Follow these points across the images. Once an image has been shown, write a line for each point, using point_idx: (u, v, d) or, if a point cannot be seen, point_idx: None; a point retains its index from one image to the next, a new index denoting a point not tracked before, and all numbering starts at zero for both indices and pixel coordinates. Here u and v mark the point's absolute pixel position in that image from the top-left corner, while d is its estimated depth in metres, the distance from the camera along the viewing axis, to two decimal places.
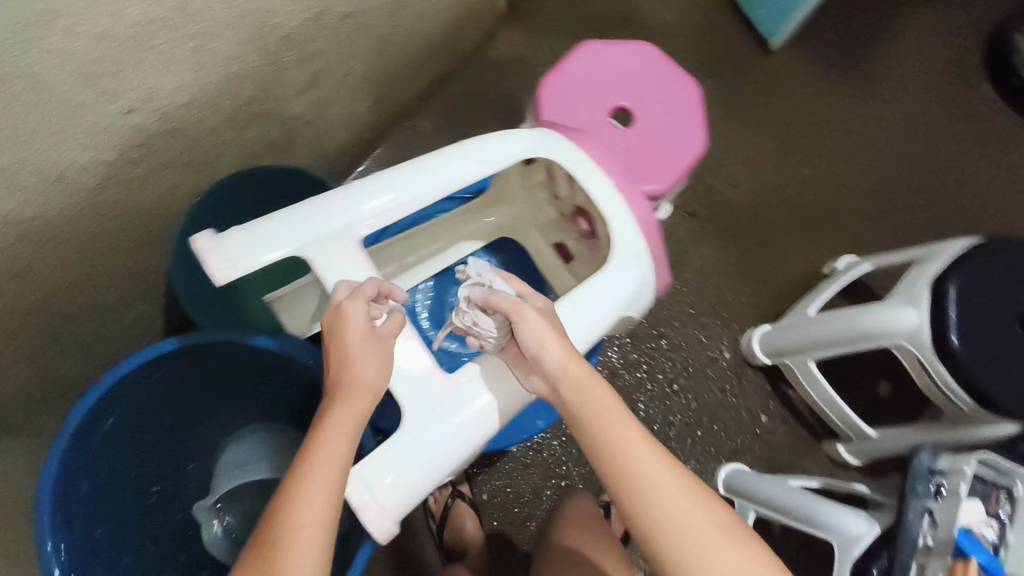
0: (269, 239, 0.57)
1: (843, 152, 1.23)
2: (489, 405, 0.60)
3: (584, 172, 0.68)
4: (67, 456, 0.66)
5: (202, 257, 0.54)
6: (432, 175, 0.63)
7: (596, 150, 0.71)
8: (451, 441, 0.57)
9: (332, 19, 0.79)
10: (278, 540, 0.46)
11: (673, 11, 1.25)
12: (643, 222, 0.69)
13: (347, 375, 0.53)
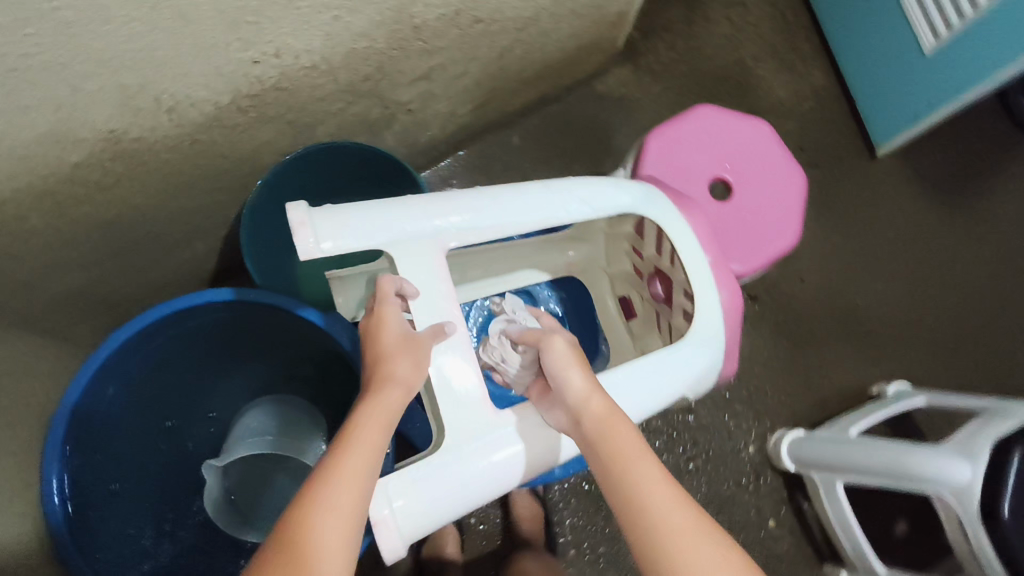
0: (362, 226, 0.57)
1: (922, 278, 1.19)
2: (528, 451, 0.58)
3: (682, 239, 0.67)
4: (102, 370, 0.67)
5: (294, 226, 0.54)
6: (532, 205, 0.63)
7: (698, 222, 0.70)
8: (483, 478, 0.56)
9: (465, 21, 0.79)
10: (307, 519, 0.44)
11: (788, 93, 1.22)
12: (728, 305, 0.67)
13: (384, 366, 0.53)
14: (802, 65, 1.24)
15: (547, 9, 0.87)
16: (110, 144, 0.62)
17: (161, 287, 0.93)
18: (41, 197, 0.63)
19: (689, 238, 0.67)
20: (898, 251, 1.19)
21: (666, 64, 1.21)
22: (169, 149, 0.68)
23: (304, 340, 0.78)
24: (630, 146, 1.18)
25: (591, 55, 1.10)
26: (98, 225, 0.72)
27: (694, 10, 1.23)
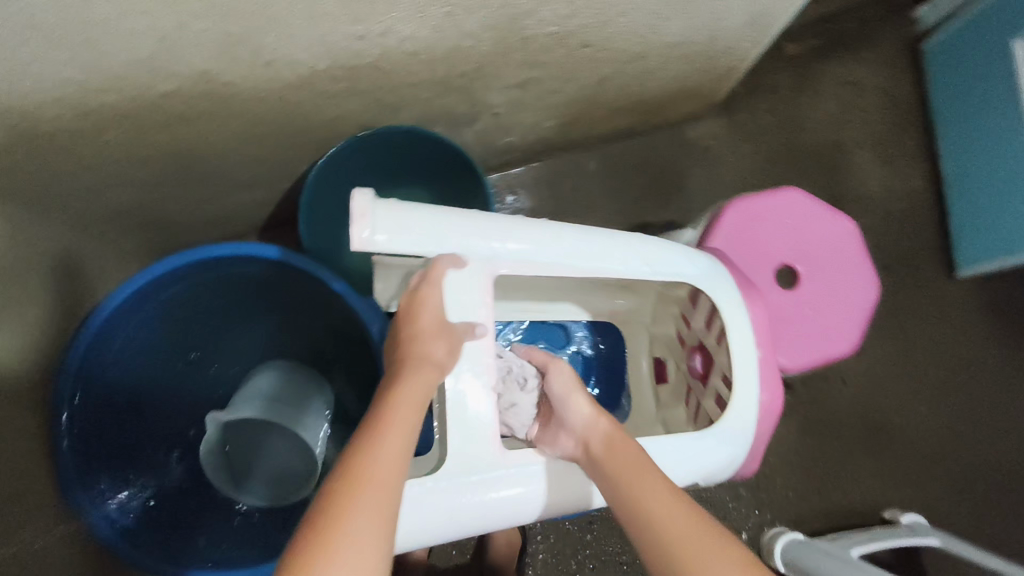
0: (420, 232, 0.57)
1: (972, 414, 1.12)
2: (524, 497, 0.57)
3: (736, 327, 0.66)
4: (146, 287, 0.70)
5: (354, 215, 0.54)
6: (594, 254, 0.63)
7: (758, 311, 0.68)
8: (476, 512, 0.55)
9: (574, 43, 0.77)
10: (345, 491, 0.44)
11: (880, 188, 1.17)
12: (766, 406, 0.65)
13: (418, 348, 0.55)
14: (902, 164, 1.18)
15: (657, 49, 0.85)
16: (202, 83, 0.63)
17: (213, 221, 0.94)
18: (125, 115, 0.64)
19: (745, 327, 0.66)
20: (954, 378, 1.12)
21: (761, 127, 1.17)
22: (255, 100, 0.68)
23: (332, 309, 0.77)
24: (703, 200, 1.14)
25: (689, 101, 1.07)
26: (170, 152, 0.73)
27: (805, 80, 1.18)
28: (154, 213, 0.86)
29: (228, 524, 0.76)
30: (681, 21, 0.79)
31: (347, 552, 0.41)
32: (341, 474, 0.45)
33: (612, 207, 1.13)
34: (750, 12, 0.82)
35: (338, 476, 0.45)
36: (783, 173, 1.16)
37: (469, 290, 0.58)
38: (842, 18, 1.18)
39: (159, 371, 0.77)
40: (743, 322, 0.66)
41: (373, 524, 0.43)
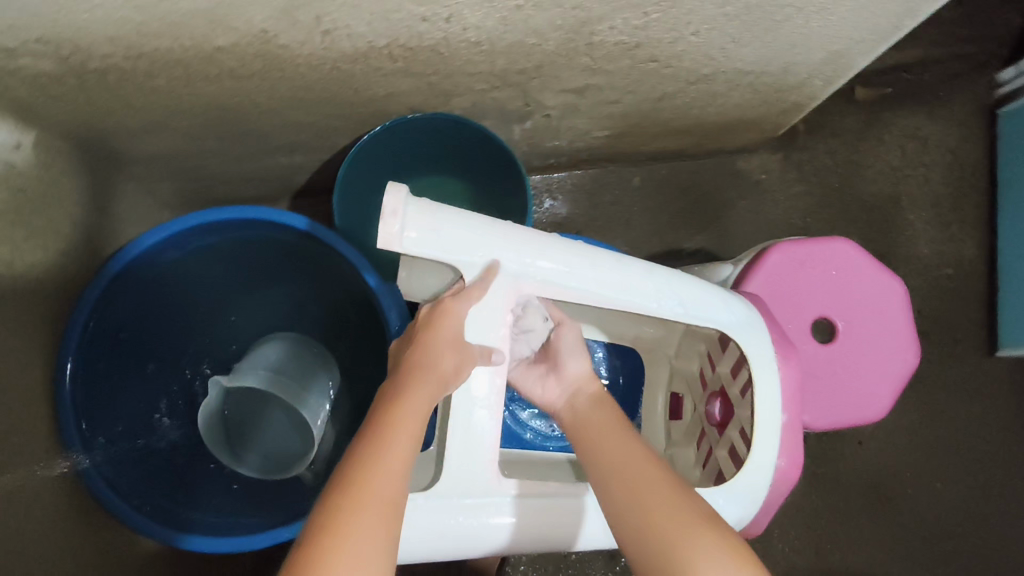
0: (451, 238, 0.55)
1: (991, 500, 1.06)
2: (509, 529, 0.57)
3: (765, 385, 0.63)
4: (168, 240, 0.69)
5: (385, 212, 0.52)
6: (627, 287, 0.60)
7: (790, 372, 0.64)
8: (461, 537, 0.56)
9: (641, 55, 0.74)
10: (345, 506, 0.43)
11: (931, 252, 1.12)
12: (782, 473, 0.63)
13: (427, 358, 0.53)
14: (959, 230, 1.13)
15: (726, 74, 0.81)
16: (258, 42, 0.61)
17: (248, 180, 0.93)
18: (176, 62, 0.63)
19: (773, 387, 0.63)
20: (979, 461, 1.07)
21: (817, 170, 1.12)
22: (308, 67, 0.66)
23: (353, 293, 0.75)
24: (744, 234, 1.11)
25: (747, 131, 1.03)
26: (216, 105, 0.72)
27: (871, 127, 1.13)
28: (192, 164, 0.85)
29: (215, 487, 0.74)
30: (755, 49, 0.76)
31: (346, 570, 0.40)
32: (340, 488, 0.44)
33: (650, 228, 1.10)
34: (829, 51, 0.78)
35: (337, 489, 0.44)
36: (832, 220, 1.12)
37: (492, 309, 0.57)
38: (921, 68, 1.13)
39: (169, 320, 0.76)
40: (773, 382, 0.63)
41: (373, 542, 0.42)
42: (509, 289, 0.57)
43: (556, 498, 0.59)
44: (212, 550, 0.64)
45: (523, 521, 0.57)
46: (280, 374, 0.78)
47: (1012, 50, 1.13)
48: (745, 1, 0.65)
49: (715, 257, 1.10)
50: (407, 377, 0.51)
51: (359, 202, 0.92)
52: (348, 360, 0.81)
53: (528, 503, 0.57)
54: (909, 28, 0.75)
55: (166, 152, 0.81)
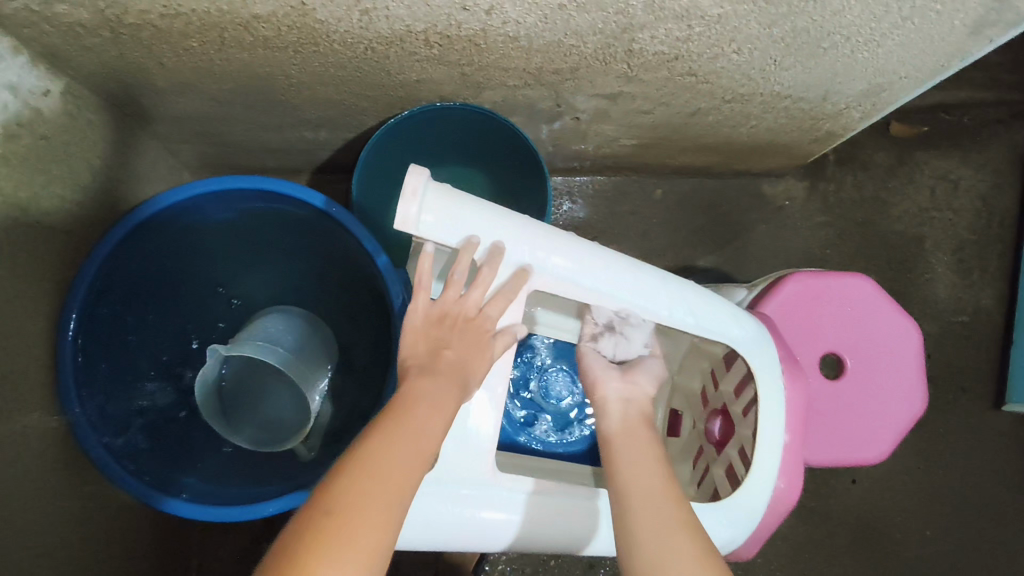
0: (468, 225, 0.55)
1: (981, 557, 1.05)
2: (496, 524, 0.57)
3: (770, 407, 0.62)
4: (183, 203, 0.68)
5: (405, 192, 0.52)
6: (641, 292, 0.59)
7: (797, 398, 0.63)
8: (447, 527, 0.56)
9: (679, 68, 0.73)
10: (346, 505, 0.42)
11: (949, 297, 1.10)
12: (779, 494, 0.62)
13: (457, 357, 0.53)
14: (980, 279, 1.11)
15: (764, 95, 0.80)
16: (296, 14, 0.61)
17: (270, 149, 0.93)
18: (213, 25, 0.62)
19: (779, 411, 0.62)
20: (973, 515, 1.05)
21: (842, 202, 1.11)
22: (343, 44, 0.66)
23: (363, 275, 0.74)
24: (759, 258, 1.09)
25: (777, 156, 1.01)
26: (246, 72, 0.71)
27: (902, 164, 1.11)
28: (216, 129, 0.85)
29: (207, 452, 0.74)
30: (796, 74, 0.74)
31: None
32: (344, 481, 0.44)
33: (665, 241, 1.09)
34: (871, 84, 0.77)
35: (341, 482, 0.44)
36: (851, 253, 1.10)
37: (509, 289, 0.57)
38: (960, 111, 1.11)
39: (179, 283, 0.77)
40: (778, 405, 0.62)
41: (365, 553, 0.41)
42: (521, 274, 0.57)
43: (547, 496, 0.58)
44: (203, 518, 0.64)
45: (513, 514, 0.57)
46: (279, 348, 0.72)
47: None
48: (792, 24, 0.64)
49: (729, 278, 1.09)
50: (429, 379, 0.52)
51: (379, 183, 0.92)
52: (353, 339, 0.81)
53: (521, 498, 0.57)
54: (956, 69, 0.74)
55: (193, 114, 0.80)
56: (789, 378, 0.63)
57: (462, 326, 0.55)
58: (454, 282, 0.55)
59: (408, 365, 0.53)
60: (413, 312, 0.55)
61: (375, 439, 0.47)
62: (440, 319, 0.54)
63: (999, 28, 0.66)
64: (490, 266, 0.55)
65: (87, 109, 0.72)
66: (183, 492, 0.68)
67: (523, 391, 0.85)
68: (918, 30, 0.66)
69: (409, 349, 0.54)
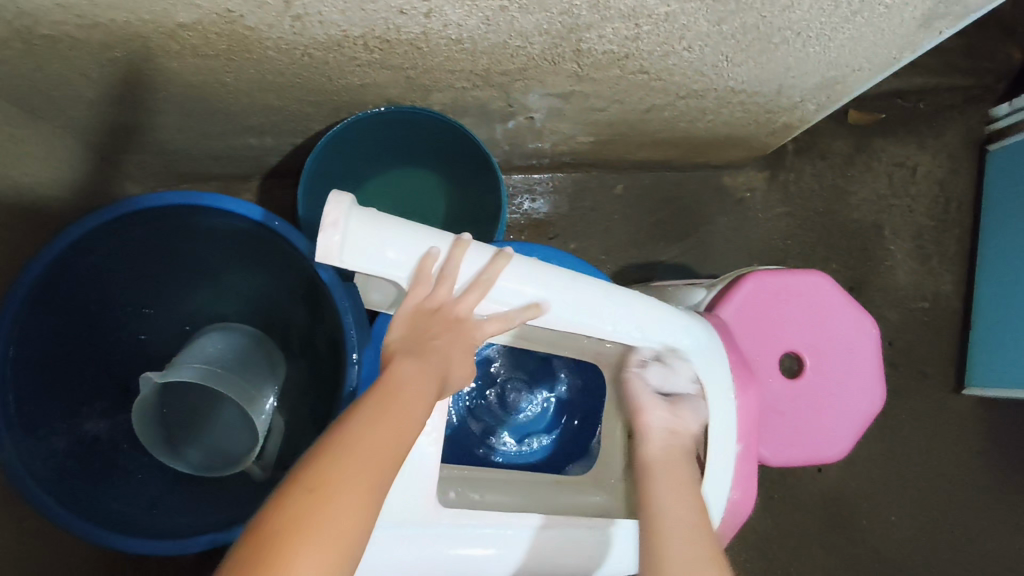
0: (400, 247, 0.51)
1: (944, 538, 1.07)
2: (446, 560, 0.56)
3: (721, 417, 0.62)
4: (117, 221, 0.65)
5: (324, 223, 0.48)
6: (614, 302, 0.59)
7: (749, 404, 0.64)
8: (400, 570, 0.55)
9: (629, 66, 0.71)
10: (328, 485, 0.41)
11: (908, 283, 1.11)
12: (734, 504, 0.63)
13: (444, 353, 0.52)
14: (939, 263, 1.12)
15: (719, 91, 0.79)
16: (223, 21, 0.57)
17: (215, 157, 0.89)
18: (134, 35, 0.59)
19: (730, 418, 0.62)
20: (936, 497, 1.07)
21: (802, 192, 1.11)
22: (278, 51, 0.63)
23: (309, 288, 0.72)
24: (721, 251, 1.09)
25: (736, 148, 1.00)
26: (178, 81, 0.68)
27: (861, 152, 1.11)
28: (153, 138, 0.81)
29: (156, 481, 0.72)
30: (749, 70, 0.73)
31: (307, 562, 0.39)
32: (327, 460, 0.42)
33: (627, 237, 1.07)
34: (825, 77, 0.76)
35: (324, 457, 0.42)
36: (812, 243, 1.10)
37: (504, 297, 0.55)
38: (916, 97, 1.12)
39: (117, 306, 0.73)
40: (728, 413, 0.62)
41: (344, 534, 0.40)
42: (503, 299, 0.55)
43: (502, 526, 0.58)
44: (182, 551, 0.62)
45: (464, 549, 0.56)
46: (220, 368, 0.68)
47: (1009, 86, 1.12)
48: (741, 21, 0.63)
49: (691, 272, 1.08)
50: (413, 362, 0.50)
51: (328, 189, 0.88)
52: (303, 355, 0.78)
53: (469, 530, 0.57)
54: (907, 62, 0.73)
55: (128, 124, 0.77)
56: (740, 385, 0.64)
57: (452, 324, 0.53)
58: (447, 280, 0.52)
59: (389, 348, 0.51)
60: (404, 304, 0.52)
61: (359, 417, 0.45)
62: (432, 311, 0.52)
63: (949, 20, 0.65)
64: (491, 273, 0.54)
65: (8, 125, 0.68)
66: (137, 528, 0.65)
67: (480, 401, 0.86)
68: (868, 24, 0.65)
69: (395, 333, 0.52)
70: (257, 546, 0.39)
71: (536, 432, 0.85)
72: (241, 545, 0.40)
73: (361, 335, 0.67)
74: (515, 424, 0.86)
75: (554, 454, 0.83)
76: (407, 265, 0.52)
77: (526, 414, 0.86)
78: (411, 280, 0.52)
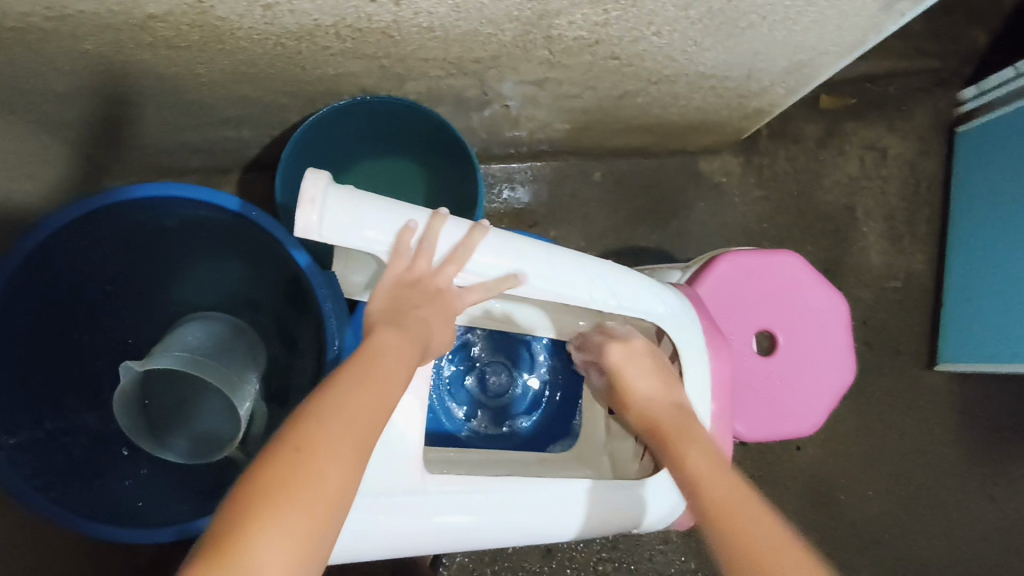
0: (376, 223, 0.53)
1: (919, 510, 1.10)
2: (428, 529, 0.56)
3: (695, 379, 0.64)
4: (94, 213, 0.66)
5: (303, 199, 0.50)
6: (589, 272, 0.61)
7: (722, 367, 0.65)
8: (379, 540, 0.55)
9: (601, 52, 0.72)
10: (313, 447, 0.42)
11: (881, 263, 1.13)
12: None
13: (424, 322, 0.53)
14: (911, 243, 1.14)
15: (690, 76, 0.80)
16: (193, 12, 0.58)
17: (192, 151, 0.89)
18: (104, 27, 0.59)
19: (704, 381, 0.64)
20: (910, 470, 1.10)
21: (777, 176, 1.13)
22: (249, 41, 0.63)
23: (287, 275, 0.73)
24: (699, 236, 1.11)
25: (710, 134, 1.02)
26: (151, 73, 0.68)
27: (833, 136, 1.14)
28: (129, 133, 0.81)
29: (138, 473, 0.73)
30: (717, 55, 0.75)
31: (294, 519, 0.40)
32: (313, 422, 0.43)
33: (607, 223, 1.09)
34: (792, 60, 0.78)
35: (310, 420, 0.43)
36: (787, 226, 1.12)
37: (481, 269, 0.57)
38: (886, 81, 1.14)
39: (95, 300, 0.73)
40: (702, 375, 0.64)
41: (329, 494, 0.41)
42: (481, 271, 0.57)
43: (480, 499, 0.58)
44: (148, 541, 0.63)
45: (446, 518, 0.57)
46: (199, 354, 0.69)
47: (976, 69, 1.14)
48: (707, 5, 0.64)
49: (670, 257, 1.10)
50: (394, 331, 0.51)
51: None
52: (284, 344, 0.78)
53: (450, 499, 0.57)
54: (871, 44, 0.75)
55: (101, 117, 0.77)
56: (713, 348, 0.66)
57: (432, 295, 0.54)
58: (427, 252, 0.54)
59: (371, 318, 0.52)
60: (385, 275, 0.53)
61: (344, 382, 0.46)
62: (412, 282, 0.54)
63: (909, 2, 0.67)
64: (468, 245, 0.55)
65: None
66: (108, 517, 0.66)
67: (463, 386, 0.88)
68: (831, 8, 0.67)
69: (376, 304, 0.53)
70: (241, 505, 0.39)
71: (518, 414, 0.87)
72: (232, 504, 0.40)
73: (341, 318, 0.68)
74: (497, 406, 0.87)
75: (538, 437, 0.85)
76: (384, 239, 0.53)
77: (510, 397, 0.88)
78: (388, 253, 0.54)
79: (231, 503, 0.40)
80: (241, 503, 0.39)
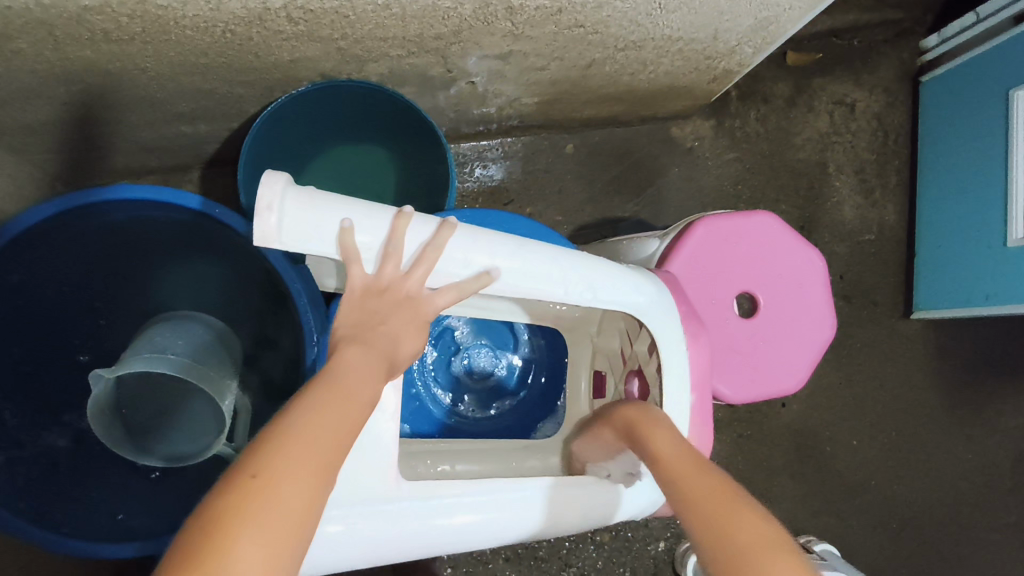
0: (336, 226, 0.51)
1: (901, 454, 1.13)
2: (425, 536, 0.56)
3: (674, 370, 0.62)
4: (50, 221, 0.64)
5: (260, 205, 0.49)
6: (560, 267, 0.60)
7: (701, 355, 0.63)
8: (382, 544, 0.55)
9: (564, 20, 0.70)
10: (275, 475, 0.39)
11: (854, 216, 1.14)
12: None
13: (393, 334, 0.52)
14: (881, 194, 1.15)
15: (657, 40, 0.78)
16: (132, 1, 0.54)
17: (145, 151, 0.85)
18: (35, 25, 0.56)
19: (680, 371, 0.62)
20: (892, 417, 1.13)
21: (749, 136, 1.12)
22: (196, 30, 0.60)
23: (263, 278, 0.72)
24: (676, 203, 1.10)
25: (680, 98, 1.01)
26: (92, 71, 0.65)
27: (801, 93, 1.13)
28: (75, 134, 0.77)
29: (120, 488, 0.72)
30: (683, 17, 0.73)
31: (257, 549, 0.37)
32: (274, 445, 0.41)
33: (583, 196, 1.07)
34: (758, 18, 0.76)
35: (270, 444, 0.41)
36: (761, 186, 1.12)
37: (453, 268, 0.56)
38: (851, 34, 1.14)
39: (55, 314, 0.71)
40: (680, 366, 0.62)
41: (293, 517, 0.39)
42: (456, 270, 0.56)
43: (460, 499, 0.57)
44: (112, 557, 0.63)
45: (449, 519, 0.56)
46: (172, 354, 0.66)
47: (937, 18, 1.15)
48: None
49: (648, 226, 1.09)
50: (359, 348, 0.50)
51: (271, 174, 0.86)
52: (263, 346, 0.77)
53: (442, 501, 0.56)
54: None
55: (44, 121, 0.73)
56: (691, 337, 0.63)
57: (403, 302, 0.53)
58: (392, 255, 0.52)
59: (338, 334, 0.51)
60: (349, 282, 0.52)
61: (305, 403, 0.44)
62: (381, 290, 0.53)
63: None
64: (438, 243, 0.54)
65: None
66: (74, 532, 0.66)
67: (448, 373, 0.87)
68: None
69: (344, 317, 0.52)
70: (199, 540, 0.37)
71: (503, 396, 0.87)
72: (188, 539, 0.37)
73: (318, 320, 0.66)
74: (483, 390, 0.87)
75: (525, 419, 0.86)
76: (344, 241, 0.51)
77: (493, 379, 0.87)
78: (345, 258, 0.52)
79: (187, 540, 0.37)
80: (198, 539, 0.37)
